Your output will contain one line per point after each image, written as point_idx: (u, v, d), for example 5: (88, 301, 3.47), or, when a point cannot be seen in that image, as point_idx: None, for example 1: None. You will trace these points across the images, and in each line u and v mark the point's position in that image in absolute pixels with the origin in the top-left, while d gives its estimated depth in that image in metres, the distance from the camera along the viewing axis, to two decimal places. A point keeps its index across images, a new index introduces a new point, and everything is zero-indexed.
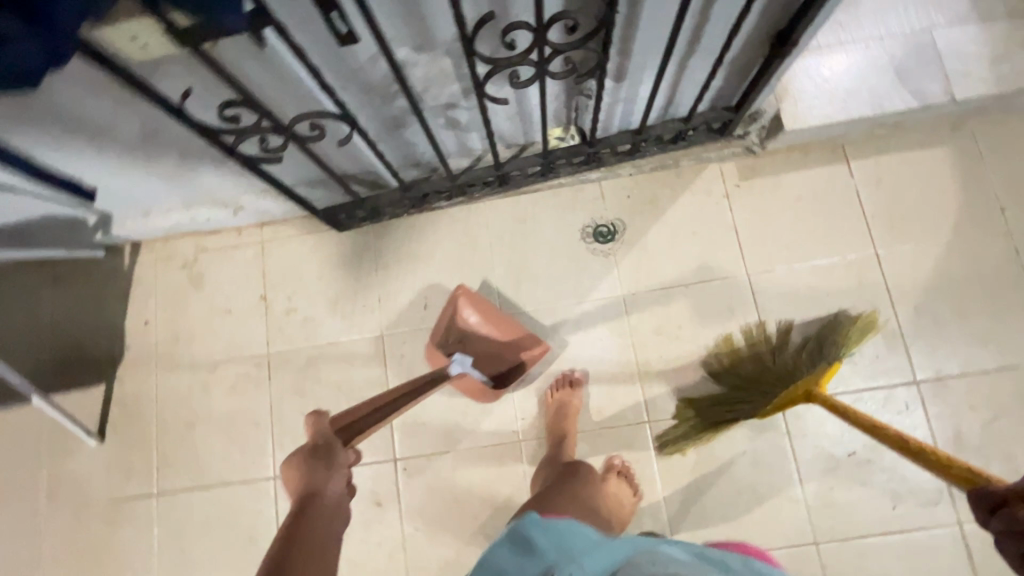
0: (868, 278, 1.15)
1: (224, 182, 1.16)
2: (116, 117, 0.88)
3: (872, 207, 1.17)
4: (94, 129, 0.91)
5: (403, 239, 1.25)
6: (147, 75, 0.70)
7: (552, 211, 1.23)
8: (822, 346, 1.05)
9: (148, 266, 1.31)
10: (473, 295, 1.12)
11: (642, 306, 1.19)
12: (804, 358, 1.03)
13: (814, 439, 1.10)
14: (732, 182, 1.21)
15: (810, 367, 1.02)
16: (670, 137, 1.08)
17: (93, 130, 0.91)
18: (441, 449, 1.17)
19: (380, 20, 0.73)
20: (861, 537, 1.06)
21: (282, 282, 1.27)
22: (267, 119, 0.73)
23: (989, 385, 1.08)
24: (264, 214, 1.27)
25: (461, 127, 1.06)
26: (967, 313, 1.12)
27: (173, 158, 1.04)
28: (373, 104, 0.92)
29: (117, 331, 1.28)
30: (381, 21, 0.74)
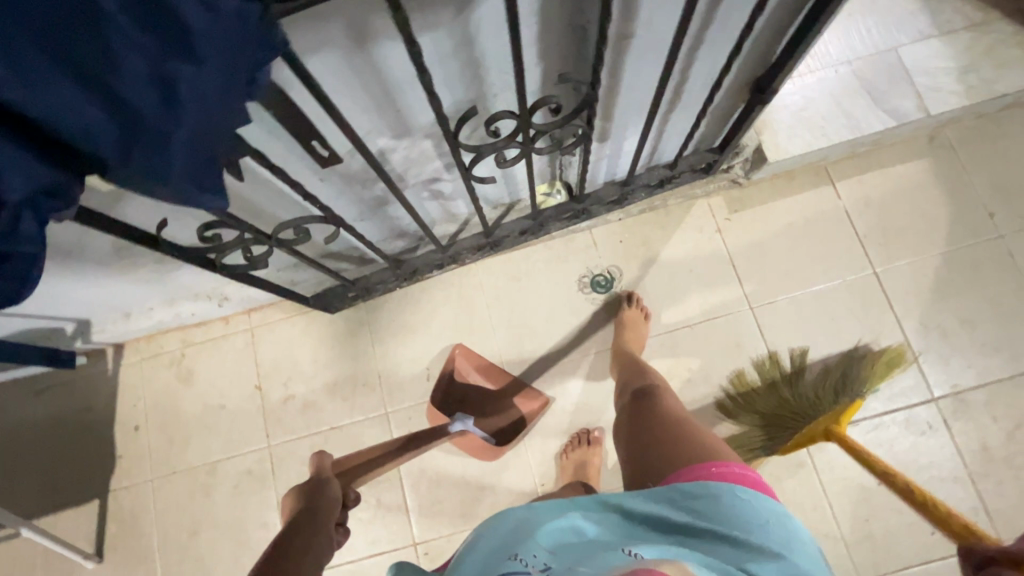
0: (872, 297, 1.14)
1: (206, 277, 1.12)
2: (87, 235, 0.84)
3: (864, 226, 1.17)
4: (65, 250, 0.86)
5: (398, 310, 1.21)
6: (112, 212, 0.65)
7: (546, 265, 1.20)
8: (846, 381, 1.05)
9: (133, 367, 1.25)
10: (474, 354, 1.16)
11: (649, 352, 1.16)
12: (827, 391, 1.04)
13: (841, 470, 1.07)
14: (722, 215, 1.20)
15: (833, 402, 1.03)
16: (657, 182, 1.07)
17: (63, 250, 0.86)
18: (461, 528, 1.11)
19: (355, 118, 0.71)
20: (905, 568, 1.02)
21: (276, 368, 1.22)
22: (248, 233, 0.69)
23: (1007, 393, 1.07)
24: (251, 301, 1.22)
25: (446, 198, 1.03)
26: (974, 322, 1.11)
27: (152, 262, 1.00)
28: (354, 191, 0.89)
29: (107, 441, 1.22)
30: (356, 119, 0.72)
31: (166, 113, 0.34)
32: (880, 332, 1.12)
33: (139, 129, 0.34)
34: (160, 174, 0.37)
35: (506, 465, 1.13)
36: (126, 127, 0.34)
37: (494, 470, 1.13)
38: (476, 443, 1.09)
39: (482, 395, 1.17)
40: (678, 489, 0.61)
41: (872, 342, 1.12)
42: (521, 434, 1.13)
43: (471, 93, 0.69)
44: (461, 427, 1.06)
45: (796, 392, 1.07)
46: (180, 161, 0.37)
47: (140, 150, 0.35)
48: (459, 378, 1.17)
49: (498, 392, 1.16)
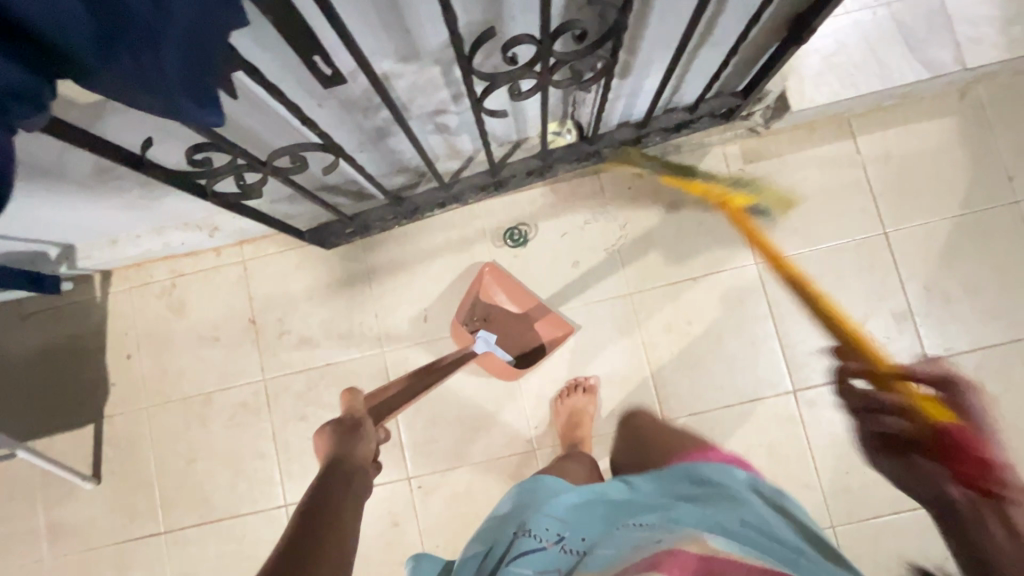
0: (879, 259, 1.12)
1: (196, 206, 1.07)
2: (65, 154, 0.79)
3: (880, 185, 1.13)
4: (46, 168, 0.82)
5: (396, 248, 1.18)
6: (60, 118, 0.57)
7: (551, 210, 1.16)
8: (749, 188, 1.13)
9: (123, 295, 1.22)
10: (504, 275, 1.12)
11: (649, 303, 1.14)
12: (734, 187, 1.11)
13: (828, 425, 1.09)
14: (736, 166, 1.15)
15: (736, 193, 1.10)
16: (674, 127, 1.02)
17: (45, 169, 0.82)
18: (454, 465, 1.13)
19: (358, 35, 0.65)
20: (877, 518, 1.07)
21: (271, 304, 1.20)
22: (242, 158, 0.64)
23: (999, 359, 1.08)
24: (243, 233, 1.18)
25: (450, 131, 0.97)
26: (977, 288, 1.10)
27: (137, 187, 0.94)
28: (353, 119, 0.83)
29: (99, 368, 1.21)
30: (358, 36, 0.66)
31: (156, 12, 0.34)
32: (884, 294, 1.11)
33: (122, 26, 0.33)
34: (152, 86, 0.37)
35: (501, 406, 1.14)
36: (108, 23, 0.33)
37: (488, 412, 1.14)
38: (498, 363, 1.11)
39: (508, 316, 1.16)
40: (684, 481, 0.74)
41: (873, 303, 1.11)
42: (545, 356, 1.14)
43: (488, 14, 0.63)
44: (485, 346, 1.10)
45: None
46: (174, 75, 0.38)
47: (126, 51, 0.35)
48: (485, 300, 1.15)
49: (524, 316, 1.16)
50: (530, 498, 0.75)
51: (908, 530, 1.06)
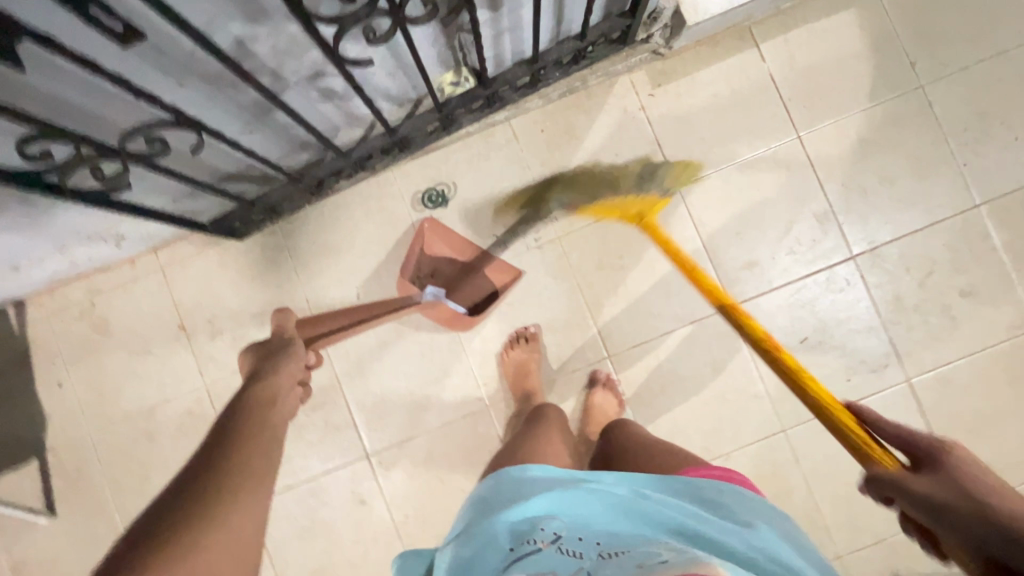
0: (796, 164, 1.12)
1: (92, 215, 1.00)
2: None
3: (788, 89, 1.13)
4: None
5: (315, 230, 1.14)
6: None
7: (467, 166, 1.14)
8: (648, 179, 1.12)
9: (41, 323, 1.17)
10: (443, 228, 1.10)
11: (579, 244, 1.13)
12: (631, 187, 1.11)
13: (767, 335, 1.11)
14: (645, 92, 1.13)
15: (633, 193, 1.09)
16: (569, 59, 1.00)
17: None
18: (410, 435, 1.13)
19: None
20: None
21: (198, 307, 1.16)
22: (87, 146, 0.61)
23: (921, 243, 1.10)
24: (154, 237, 1.13)
25: (339, 96, 0.93)
26: (893, 177, 1.11)
27: (16, 203, 0.88)
28: (224, 96, 0.78)
29: (32, 401, 1.16)
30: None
31: None
32: (805, 198, 1.12)
33: None
34: None
35: (448, 370, 1.14)
36: None
37: (436, 377, 1.13)
38: (449, 313, 1.08)
39: (454, 271, 1.13)
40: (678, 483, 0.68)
41: (795, 209, 1.12)
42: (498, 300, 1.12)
43: None
44: (432, 295, 1.09)
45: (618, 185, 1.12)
46: None
47: None
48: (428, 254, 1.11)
49: (472, 269, 1.12)
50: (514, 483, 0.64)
51: None
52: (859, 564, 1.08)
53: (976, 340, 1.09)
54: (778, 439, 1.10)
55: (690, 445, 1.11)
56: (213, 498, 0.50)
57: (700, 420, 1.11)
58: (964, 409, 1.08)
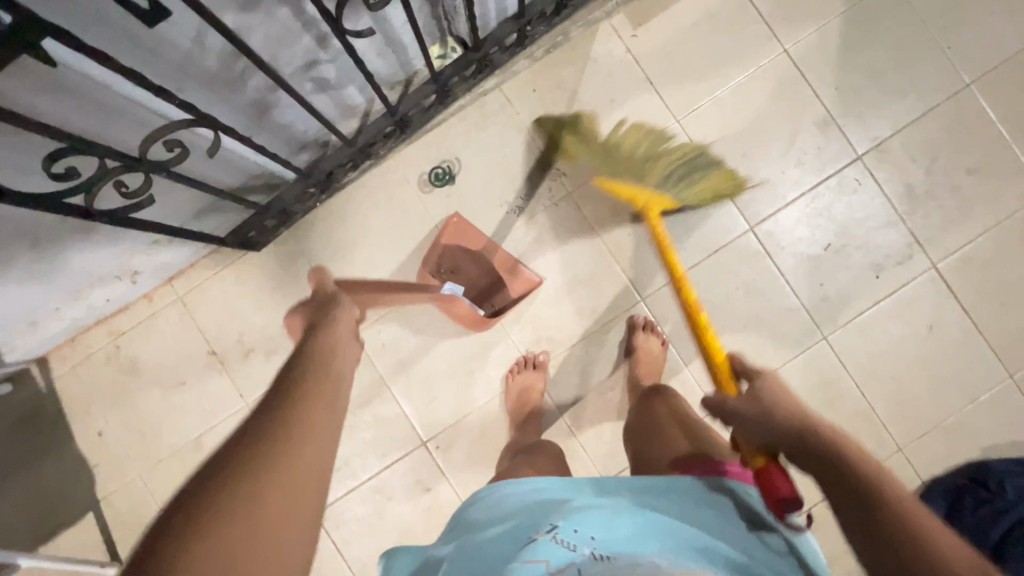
0: (787, 77, 1.13)
1: (106, 253, 0.98)
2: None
3: (767, 4, 1.13)
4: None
5: (327, 230, 1.13)
6: None
7: (466, 139, 1.13)
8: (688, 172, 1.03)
9: (69, 376, 1.15)
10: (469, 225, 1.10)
11: (591, 194, 1.13)
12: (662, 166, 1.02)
13: (792, 248, 1.13)
14: (628, 34, 1.13)
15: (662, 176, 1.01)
16: (551, 9, 1.05)
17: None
18: (463, 413, 1.13)
19: None
20: (859, 315, 1.12)
21: (224, 329, 1.14)
22: (113, 158, 0.59)
23: (921, 131, 1.12)
24: (167, 267, 1.11)
25: (333, 85, 0.91)
26: (882, 72, 1.13)
27: (32, 251, 0.86)
28: (223, 99, 0.76)
29: (75, 455, 1.14)
30: None
31: None
32: (801, 109, 1.13)
33: None
34: None
35: (487, 343, 1.14)
36: None
37: (477, 352, 1.14)
38: (465, 310, 1.08)
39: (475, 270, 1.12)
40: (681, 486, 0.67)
41: (795, 121, 1.13)
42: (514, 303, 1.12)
43: None
44: (451, 290, 1.05)
45: (634, 168, 1.01)
46: None
47: None
48: (450, 251, 1.11)
49: (490, 268, 1.12)
50: (503, 500, 0.64)
51: (889, 315, 1.12)
52: (920, 452, 1.10)
53: (991, 215, 1.11)
54: (821, 348, 1.12)
55: None
56: (253, 473, 0.44)
57: (743, 344, 1.12)
58: (992, 283, 1.11)
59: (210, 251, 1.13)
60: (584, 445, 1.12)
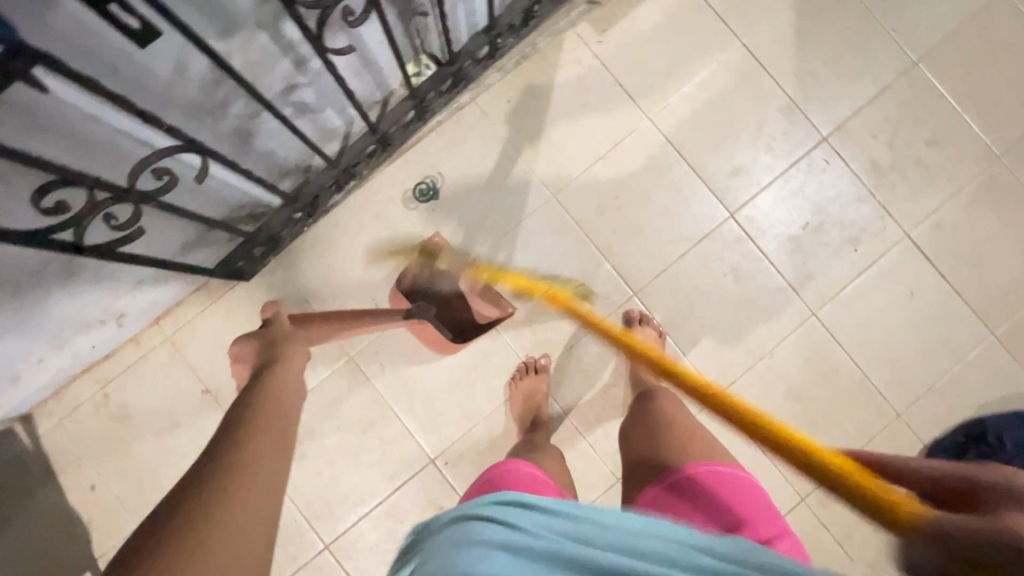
0: (749, 69, 1.18)
1: (90, 299, 0.95)
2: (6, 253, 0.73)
3: (721, 4, 1.19)
4: None
5: (316, 255, 1.12)
6: None
7: (446, 154, 1.14)
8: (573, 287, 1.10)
9: (55, 430, 1.10)
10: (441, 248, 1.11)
11: (574, 196, 1.16)
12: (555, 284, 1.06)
13: (772, 231, 1.16)
14: (594, 40, 1.17)
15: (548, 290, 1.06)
16: (520, 19, 1.07)
17: None
18: (469, 426, 1.12)
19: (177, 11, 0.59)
20: (843, 289, 1.15)
21: (217, 365, 1.12)
22: (103, 189, 0.59)
23: (879, 110, 1.18)
24: (153, 308, 1.09)
25: (313, 109, 0.92)
26: (835, 58, 1.19)
27: (14, 303, 0.83)
28: (205, 128, 0.75)
29: (68, 512, 1.09)
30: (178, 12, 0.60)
31: None
32: (766, 98, 1.18)
33: None
34: None
35: (487, 352, 1.14)
36: None
37: (478, 362, 1.13)
38: (432, 334, 1.10)
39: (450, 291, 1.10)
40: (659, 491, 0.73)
41: (761, 110, 1.18)
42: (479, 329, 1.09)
43: None
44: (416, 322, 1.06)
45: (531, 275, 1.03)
46: None
47: None
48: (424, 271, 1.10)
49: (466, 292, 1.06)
50: None
51: (871, 286, 1.15)
52: (919, 416, 1.13)
53: (954, 182, 1.17)
54: (812, 324, 1.15)
55: (735, 353, 1.14)
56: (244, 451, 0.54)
57: (738, 329, 1.15)
58: (964, 246, 1.16)
59: (196, 287, 1.11)
60: (593, 445, 1.12)
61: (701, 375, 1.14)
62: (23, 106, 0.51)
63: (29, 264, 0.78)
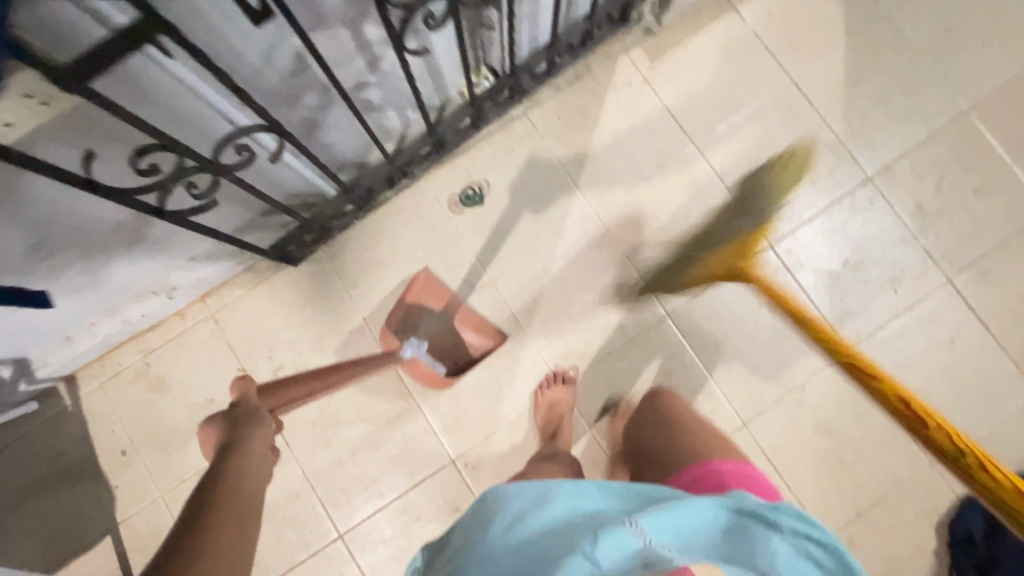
0: (797, 106, 1.20)
1: (147, 269, 1.00)
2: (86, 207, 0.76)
3: (774, 42, 1.22)
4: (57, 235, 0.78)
5: (360, 248, 1.16)
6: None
7: (494, 163, 1.18)
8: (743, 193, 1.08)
9: (95, 394, 1.15)
10: (434, 284, 1.15)
11: (615, 214, 1.18)
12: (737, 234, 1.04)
13: (811, 265, 1.16)
14: (646, 67, 1.21)
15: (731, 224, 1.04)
16: (579, 40, 1.11)
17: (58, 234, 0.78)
18: (492, 430, 1.13)
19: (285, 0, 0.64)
20: (880, 330, 1.14)
21: (255, 346, 1.15)
22: (192, 157, 0.63)
23: (926, 155, 1.18)
24: (202, 284, 1.13)
25: (376, 108, 0.96)
26: (884, 100, 1.20)
27: (79, 263, 0.87)
28: (279, 114, 0.80)
29: (97, 476, 1.13)
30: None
31: None
32: (812, 135, 1.19)
33: None
34: None
35: (517, 358, 1.15)
36: None
37: (507, 368, 1.15)
38: (428, 371, 1.11)
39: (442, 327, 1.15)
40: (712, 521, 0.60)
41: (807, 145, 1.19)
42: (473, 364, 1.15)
43: None
44: (412, 351, 1.07)
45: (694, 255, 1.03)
46: None
47: None
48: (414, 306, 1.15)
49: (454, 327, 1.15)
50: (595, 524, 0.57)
51: (909, 329, 1.14)
52: None
53: (1001, 232, 1.16)
54: (846, 362, 1.13)
55: (766, 384, 1.13)
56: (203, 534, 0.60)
57: (770, 359, 1.14)
58: (1008, 297, 1.14)
59: (244, 270, 1.16)
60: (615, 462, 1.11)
61: (729, 402, 1.13)
62: (134, 71, 0.55)
63: (101, 226, 0.83)
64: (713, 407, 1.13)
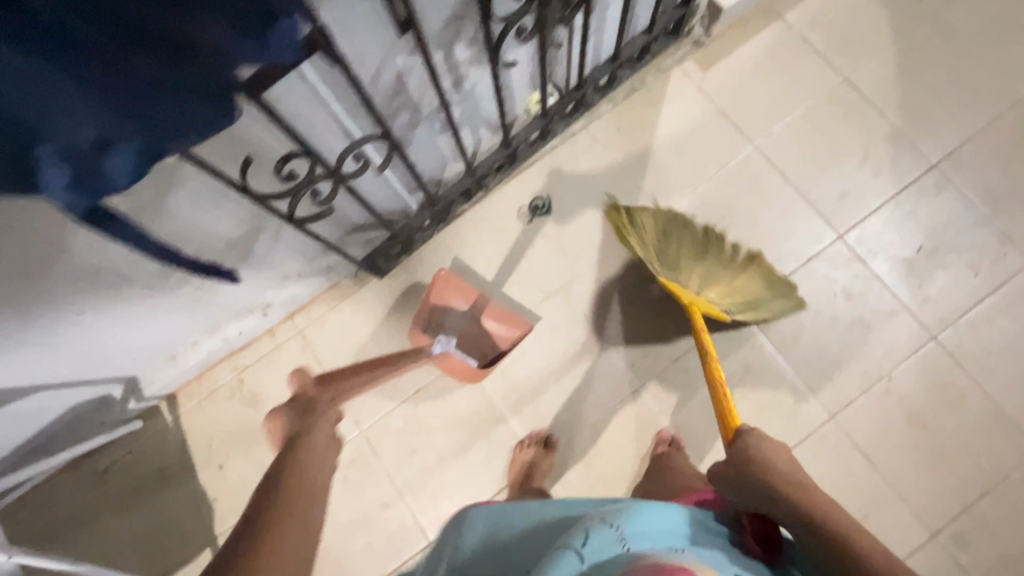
0: (852, 102, 1.23)
1: (248, 288, 1.07)
2: (213, 224, 0.83)
3: (822, 44, 1.26)
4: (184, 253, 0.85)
5: (436, 261, 1.22)
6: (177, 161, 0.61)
7: (559, 174, 1.24)
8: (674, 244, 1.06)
9: (194, 411, 1.21)
10: (455, 278, 1.14)
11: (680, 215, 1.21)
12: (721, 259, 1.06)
13: (883, 253, 1.16)
14: (699, 76, 1.27)
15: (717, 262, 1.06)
16: (636, 54, 1.18)
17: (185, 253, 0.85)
18: (573, 431, 1.14)
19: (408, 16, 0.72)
20: (964, 314, 1.12)
21: (341, 359, 1.21)
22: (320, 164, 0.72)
23: (990, 139, 1.19)
24: (293, 302, 1.20)
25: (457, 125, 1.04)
26: (940, 90, 1.22)
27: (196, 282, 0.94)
28: None
29: (197, 489, 1.18)
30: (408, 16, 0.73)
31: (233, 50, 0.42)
32: (870, 128, 1.22)
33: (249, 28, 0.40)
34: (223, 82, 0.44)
35: (594, 360, 1.17)
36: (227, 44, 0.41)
37: (584, 370, 1.16)
38: (460, 365, 1.10)
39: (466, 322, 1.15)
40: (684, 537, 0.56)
41: (866, 137, 1.21)
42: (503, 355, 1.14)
43: None
44: (442, 348, 1.06)
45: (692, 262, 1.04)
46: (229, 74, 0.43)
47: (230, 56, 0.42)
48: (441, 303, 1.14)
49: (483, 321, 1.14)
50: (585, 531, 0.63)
51: (995, 311, 1.12)
52: None
53: None
54: (932, 348, 1.11)
55: (850, 374, 1.12)
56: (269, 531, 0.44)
57: (852, 350, 1.13)
58: None
59: (329, 287, 1.23)
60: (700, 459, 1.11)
61: (813, 394, 1.12)
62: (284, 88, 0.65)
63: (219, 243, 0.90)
64: (797, 400, 1.12)
